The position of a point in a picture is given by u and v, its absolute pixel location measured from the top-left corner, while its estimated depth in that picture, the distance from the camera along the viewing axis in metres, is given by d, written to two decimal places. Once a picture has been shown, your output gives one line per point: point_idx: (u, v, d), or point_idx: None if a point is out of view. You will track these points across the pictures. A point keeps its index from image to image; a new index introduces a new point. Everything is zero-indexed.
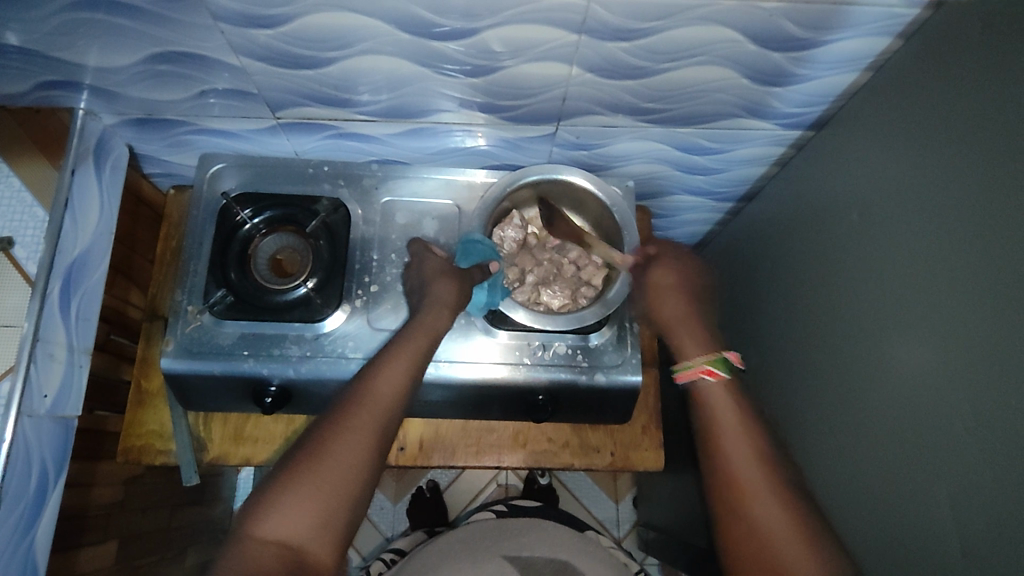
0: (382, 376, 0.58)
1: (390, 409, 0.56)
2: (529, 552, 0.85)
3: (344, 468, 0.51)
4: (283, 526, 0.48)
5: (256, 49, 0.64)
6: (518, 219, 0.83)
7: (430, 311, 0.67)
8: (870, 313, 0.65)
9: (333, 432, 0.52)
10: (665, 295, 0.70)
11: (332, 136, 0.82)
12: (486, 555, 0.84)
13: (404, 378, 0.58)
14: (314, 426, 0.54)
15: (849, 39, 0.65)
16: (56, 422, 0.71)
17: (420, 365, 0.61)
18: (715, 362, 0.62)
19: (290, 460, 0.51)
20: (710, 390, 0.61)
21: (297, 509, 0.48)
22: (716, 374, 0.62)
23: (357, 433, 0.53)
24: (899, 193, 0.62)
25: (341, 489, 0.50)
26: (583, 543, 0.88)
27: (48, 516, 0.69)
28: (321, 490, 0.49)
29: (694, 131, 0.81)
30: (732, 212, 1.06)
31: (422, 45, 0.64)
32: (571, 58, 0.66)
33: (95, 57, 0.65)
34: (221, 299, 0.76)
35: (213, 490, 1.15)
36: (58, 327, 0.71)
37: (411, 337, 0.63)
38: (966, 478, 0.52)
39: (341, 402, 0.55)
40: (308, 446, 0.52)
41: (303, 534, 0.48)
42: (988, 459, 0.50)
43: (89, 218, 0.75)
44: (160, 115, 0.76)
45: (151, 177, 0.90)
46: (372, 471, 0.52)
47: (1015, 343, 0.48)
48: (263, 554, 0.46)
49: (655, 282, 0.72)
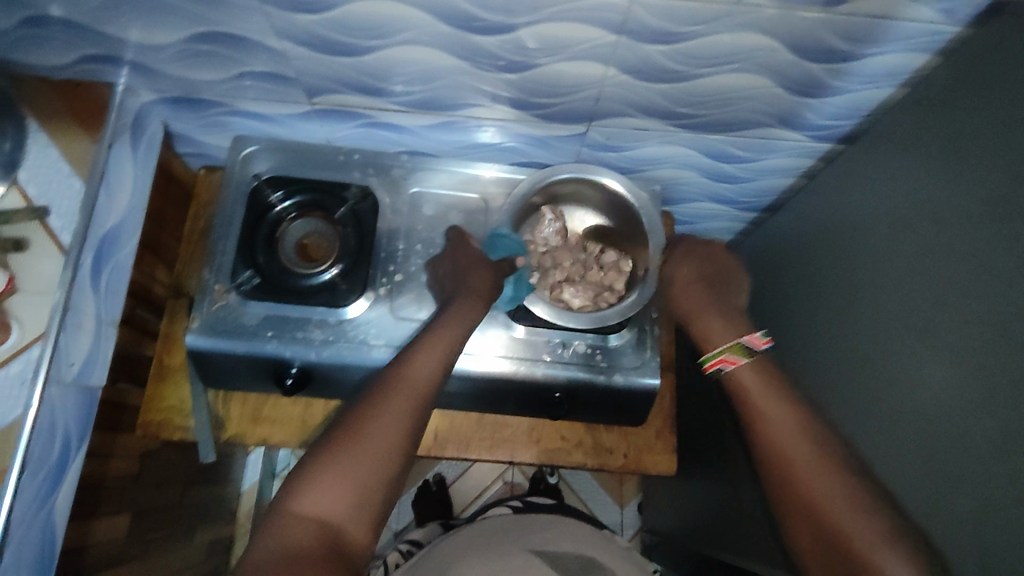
0: (417, 360, 0.58)
1: (425, 394, 0.56)
2: (557, 547, 0.85)
3: (381, 450, 0.51)
4: (319, 504, 0.48)
5: (296, 33, 0.65)
6: (552, 214, 0.84)
7: (464, 302, 0.67)
8: (888, 329, 0.65)
9: (369, 414, 0.53)
10: (683, 290, 0.74)
11: (364, 125, 0.83)
12: (514, 548, 0.83)
13: (438, 363, 0.59)
14: (351, 407, 0.55)
15: (887, 54, 0.65)
16: (82, 391, 0.72)
17: (454, 352, 0.62)
18: (733, 350, 0.67)
19: (329, 438, 0.52)
20: (744, 383, 0.65)
21: (336, 487, 0.49)
22: (735, 363, 0.66)
23: (395, 416, 0.53)
24: (927, 208, 0.62)
25: (378, 472, 0.51)
26: (600, 538, 0.89)
27: (68, 482, 0.70)
28: (358, 470, 0.50)
29: (724, 138, 0.82)
30: (755, 221, 1.06)
31: (461, 38, 0.65)
32: (608, 58, 0.66)
33: (138, 33, 0.66)
34: (248, 280, 0.77)
35: (224, 471, 1.16)
36: (88, 298, 0.72)
37: (445, 327, 0.63)
38: (981, 500, 0.51)
39: (378, 384, 0.56)
40: (346, 426, 0.52)
41: (339, 513, 0.49)
42: (1011, 478, 0.49)
43: (123, 192, 0.76)
44: (197, 94, 0.77)
45: (183, 156, 0.91)
46: (406, 455, 0.53)
47: None
48: (302, 529, 0.47)
49: (671, 276, 0.76)
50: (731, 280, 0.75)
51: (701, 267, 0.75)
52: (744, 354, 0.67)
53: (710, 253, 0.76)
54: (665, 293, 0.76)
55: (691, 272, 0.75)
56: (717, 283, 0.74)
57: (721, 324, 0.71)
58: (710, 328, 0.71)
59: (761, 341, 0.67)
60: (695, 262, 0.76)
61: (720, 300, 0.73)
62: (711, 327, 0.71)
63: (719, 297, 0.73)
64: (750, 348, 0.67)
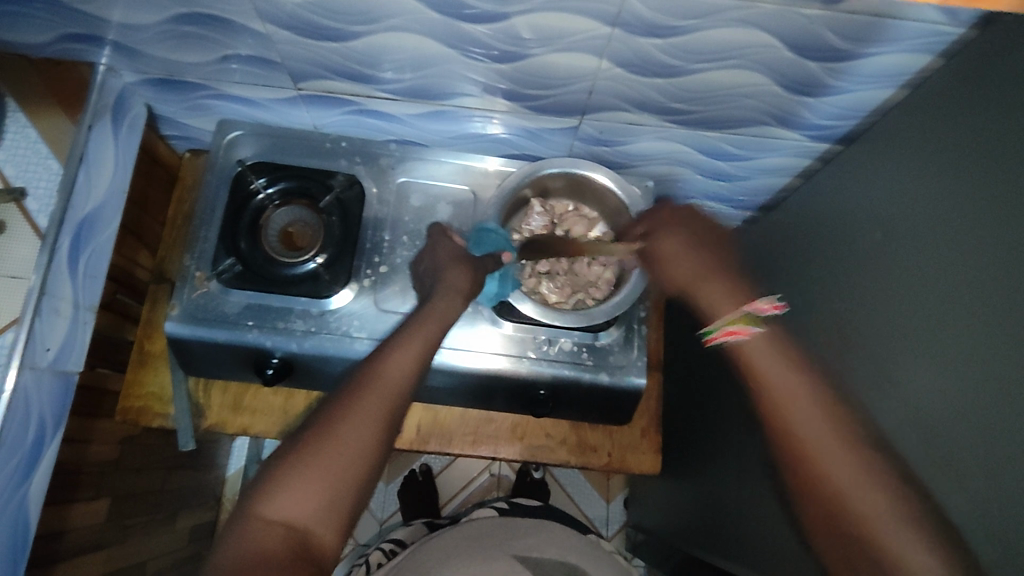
0: (392, 360, 0.57)
1: (398, 395, 0.55)
2: (539, 554, 0.85)
3: (351, 451, 0.50)
4: (288, 506, 0.48)
5: (281, 16, 0.63)
6: (540, 206, 0.83)
7: (443, 298, 0.66)
8: (875, 335, 0.63)
9: (340, 414, 0.52)
10: (672, 263, 0.70)
11: (352, 112, 0.81)
12: (497, 552, 0.83)
13: (414, 363, 0.58)
14: (322, 407, 0.53)
15: (888, 54, 0.63)
16: (58, 377, 0.71)
17: (430, 350, 0.61)
18: (740, 321, 0.65)
19: (297, 439, 0.51)
20: (750, 352, 0.64)
21: (304, 491, 0.48)
22: (741, 333, 0.64)
23: (367, 416, 0.52)
24: (923, 212, 0.60)
25: (348, 474, 0.50)
26: (584, 546, 0.88)
27: (43, 470, 0.69)
28: (327, 471, 0.49)
29: (719, 136, 0.80)
30: (749, 220, 1.04)
31: (451, 26, 0.63)
32: (601, 50, 0.65)
33: (119, 13, 0.64)
34: (229, 268, 0.76)
35: (208, 456, 1.15)
36: (66, 283, 0.71)
37: (422, 323, 0.62)
38: (958, 518, 0.50)
39: (351, 383, 0.55)
40: (315, 427, 0.51)
41: (308, 516, 0.48)
42: (994, 497, 0.47)
43: (104, 175, 0.75)
44: (181, 76, 0.75)
45: (168, 139, 0.89)
46: (379, 456, 0.52)
47: None
48: (270, 534, 0.47)
49: (661, 253, 0.72)
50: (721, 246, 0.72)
51: (690, 238, 0.71)
52: (753, 325, 0.65)
53: (700, 226, 0.72)
54: (656, 268, 0.72)
55: (675, 245, 0.71)
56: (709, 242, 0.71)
57: (725, 291, 0.68)
58: (715, 296, 0.68)
59: (766, 309, 0.66)
60: (679, 233, 0.72)
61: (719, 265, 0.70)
62: (715, 293, 0.69)
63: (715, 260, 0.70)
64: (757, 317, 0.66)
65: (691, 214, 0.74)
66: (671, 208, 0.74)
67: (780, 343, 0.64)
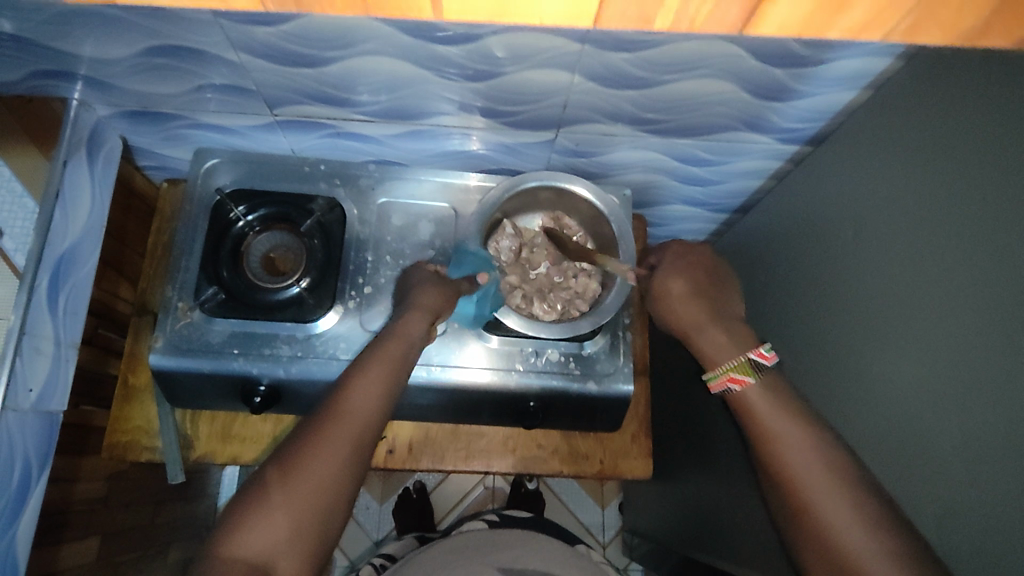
0: (360, 384, 0.57)
1: (368, 421, 0.55)
2: (522, 565, 0.84)
3: (319, 482, 0.50)
4: (253, 540, 0.47)
5: (254, 45, 0.63)
6: (511, 228, 0.83)
7: (412, 313, 0.67)
8: (858, 329, 0.65)
9: (307, 443, 0.52)
10: (681, 305, 0.68)
11: (329, 135, 0.81)
12: (480, 564, 0.83)
13: (384, 386, 0.58)
14: (292, 436, 0.54)
15: (850, 58, 0.65)
16: (42, 417, 0.70)
17: (401, 371, 0.61)
18: (740, 369, 0.61)
19: (266, 471, 0.51)
20: (751, 406, 0.59)
21: (268, 523, 0.48)
22: (743, 382, 0.60)
23: (334, 446, 0.52)
24: (893, 209, 0.62)
25: (314, 502, 0.50)
26: (573, 557, 0.88)
27: (30, 511, 0.68)
28: (293, 504, 0.49)
29: (692, 142, 0.81)
30: (726, 223, 1.06)
31: (424, 48, 0.63)
32: (573, 66, 0.66)
33: (90, 48, 0.64)
34: (212, 297, 0.75)
35: (197, 487, 1.14)
36: (46, 321, 0.70)
37: (387, 344, 0.63)
38: (947, 502, 0.51)
39: (317, 411, 0.55)
40: (284, 458, 0.51)
41: (273, 548, 0.48)
42: (980, 480, 0.48)
43: (81, 210, 0.74)
44: (155, 108, 0.75)
45: (144, 169, 0.89)
46: (346, 482, 0.52)
47: (1006, 362, 0.47)
48: (234, 567, 0.46)
49: (664, 290, 0.69)
50: (719, 284, 0.70)
51: (695, 282, 0.69)
52: (754, 375, 0.60)
53: (701, 267, 0.70)
54: (655, 305, 0.70)
55: (684, 286, 0.68)
56: (705, 284, 0.69)
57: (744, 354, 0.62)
58: (717, 347, 0.65)
59: (768, 357, 0.61)
60: (682, 279, 0.69)
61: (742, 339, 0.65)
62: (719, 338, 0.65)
63: (717, 306, 0.67)
64: (758, 364, 0.61)
65: (693, 253, 0.72)
66: (675, 247, 0.73)
67: (784, 393, 0.59)
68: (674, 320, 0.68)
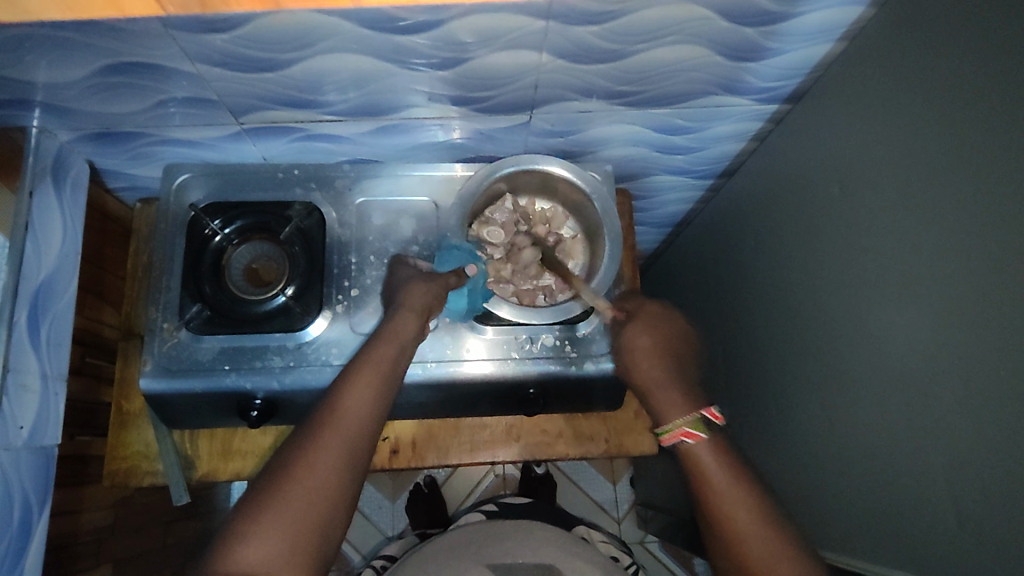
0: (349, 392, 0.57)
1: (359, 428, 0.55)
2: (515, 558, 0.85)
3: (313, 491, 0.50)
4: (251, 556, 0.46)
5: (211, 55, 0.61)
6: (509, 203, 0.83)
7: (400, 317, 0.67)
8: (856, 284, 0.64)
9: (300, 454, 0.52)
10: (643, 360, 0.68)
11: (299, 139, 0.80)
12: (472, 564, 0.84)
13: (373, 390, 0.58)
14: (282, 451, 0.53)
15: (820, 11, 0.64)
16: (36, 453, 0.69)
17: (392, 375, 0.61)
18: (693, 424, 0.61)
19: (261, 486, 0.51)
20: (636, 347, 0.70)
21: (268, 536, 0.47)
22: (695, 437, 0.60)
23: (326, 451, 0.52)
24: (877, 160, 0.61)
25: (313, 509, 0.49)
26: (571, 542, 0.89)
27: (36, 547, 0.68)
28: (287, 517, 0.48)
29: (670, 111, 0.80)
30: (712, 189, 1.04)
31: (386, 40, 0.62)
32: (540, 44, 0.64)
33: (43, 73, 0.62)
34: (197, 314, 0.74)
35: (205, 503, 1.14)
36: (29, 356, 0.68)
37: (377, 349, 0.62)
38: (964, 452, 0.51)
39: (306, 424, 0.55)
40: (278, 471, 0.51)
41: (276, 560, 0.47)
42: (996, 427, 0.48)
43: (52, 239, 0.72)
44: (118, 128, 0.73)
45: (116, 192, 0.87)
46: (345, 487, 0.52)
47: (1017, 304, 0.46)
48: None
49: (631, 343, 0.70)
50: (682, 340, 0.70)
51: (660, 337, 0.70)
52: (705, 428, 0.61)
53: (673, 328, 0.70)
54: (621, 358, 0.71)
55: (651, 344, 0.69)
56: (676, 344, 0.69)
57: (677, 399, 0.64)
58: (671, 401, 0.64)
59: (717, 415, 0.62)
60: (646, 337, 0.70)
61: (680, 374, 0.67)
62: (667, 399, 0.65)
63: (680, 362, 0.68)
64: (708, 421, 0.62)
65: (669, 317, 0.72)
66: (655, 307, 0.73)
67: (660, 347, 0.69)
68: (632, 375, 0.69)
